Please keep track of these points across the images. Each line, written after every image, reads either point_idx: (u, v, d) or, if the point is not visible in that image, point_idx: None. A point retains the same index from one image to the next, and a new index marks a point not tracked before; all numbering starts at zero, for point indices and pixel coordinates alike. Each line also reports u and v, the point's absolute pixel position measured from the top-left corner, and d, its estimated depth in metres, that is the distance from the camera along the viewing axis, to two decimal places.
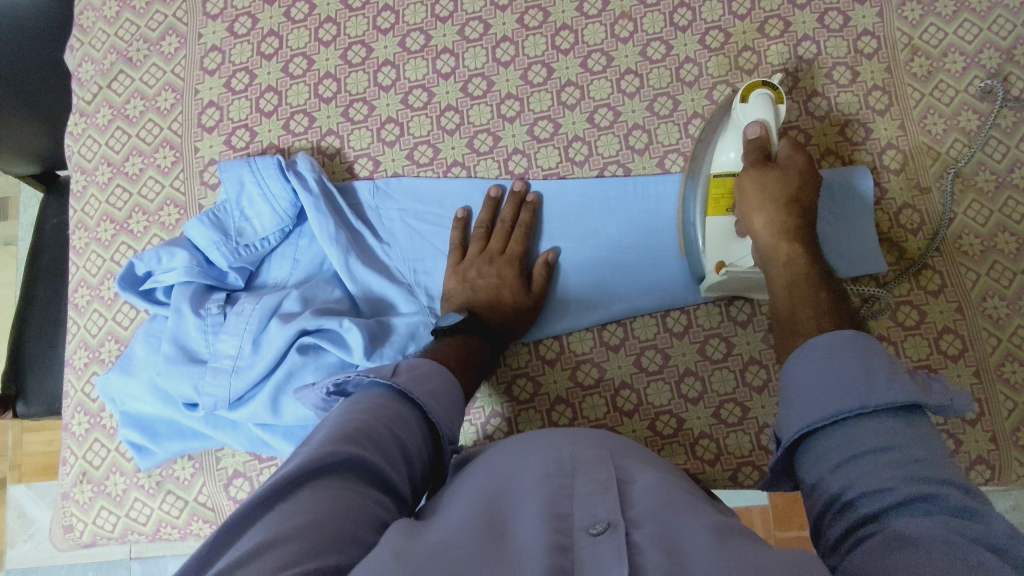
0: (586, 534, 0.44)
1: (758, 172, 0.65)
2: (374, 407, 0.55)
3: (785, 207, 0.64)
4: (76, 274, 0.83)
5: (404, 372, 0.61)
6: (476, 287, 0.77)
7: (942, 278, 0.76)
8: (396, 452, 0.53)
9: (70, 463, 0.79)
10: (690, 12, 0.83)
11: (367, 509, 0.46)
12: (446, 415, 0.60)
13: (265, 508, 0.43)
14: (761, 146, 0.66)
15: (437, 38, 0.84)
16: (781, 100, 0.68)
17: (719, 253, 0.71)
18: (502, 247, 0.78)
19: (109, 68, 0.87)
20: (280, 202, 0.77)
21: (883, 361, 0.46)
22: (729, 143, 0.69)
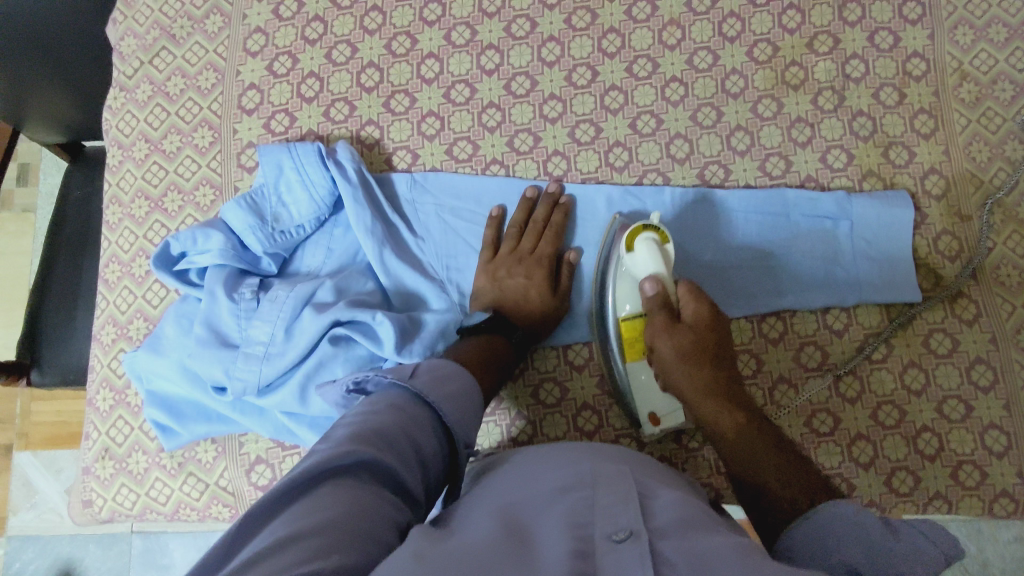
0: (607, 542, 0.44)
1: (670, 335, 0.67)
2: (394, 405, 0.54)
3: (706, 366, 0.67)
4: (107, 249, 0.83)
5: (423, 374, 0.59)
6: (504, 285, 0.76)
7: (977, 308, 0.76)
8: (412, 454, 0.51)
9: (93, 438, 0.79)
10: (739, 23, 0.82)
11: (383, 511, 0.46)
12: (464, 418, 0.58)
13: (284, 503, 0.43)
14: (664, 302, 0.68)
15: (483, 34, 0.83)
16: (666, 239, 0.71)
17: (648, 404, 0.72)
18: (533, 248, 0.78)
19: (151, 44, 0.86)
20: (318, 190, 0.77)
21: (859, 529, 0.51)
22: (627, 295, 0.72)
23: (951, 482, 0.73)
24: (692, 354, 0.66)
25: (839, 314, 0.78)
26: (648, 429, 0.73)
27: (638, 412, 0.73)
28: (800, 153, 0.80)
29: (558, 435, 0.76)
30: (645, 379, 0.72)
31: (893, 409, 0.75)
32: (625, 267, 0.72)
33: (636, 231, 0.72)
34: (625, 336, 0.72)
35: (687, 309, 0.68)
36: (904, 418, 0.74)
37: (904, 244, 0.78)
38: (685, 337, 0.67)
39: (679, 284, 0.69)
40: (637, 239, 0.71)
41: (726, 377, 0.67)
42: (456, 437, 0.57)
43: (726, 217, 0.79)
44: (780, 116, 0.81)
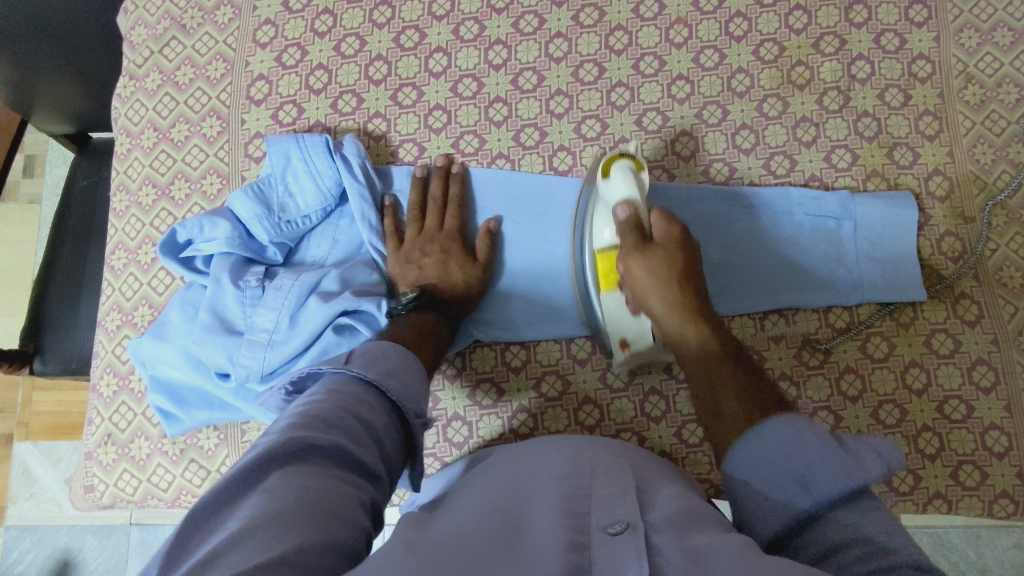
0: (604, 533, 0.44)
1: (642, 257, 0.68)
2: (334, 391, 0.54)
3: (678, 287, 0.67)
4: (114, 236, 0.83)
5: (358, 357, 0.59)
6: (418, 261, 0.77)
7: (979, 309, 0.76)
8: (361, 433, 0.51)
9: (96, 424, 0.79)
10: (746, 23, 0.83)
11: (340, 491, 0.45)
12: (407, 388, 0.58)
13: (238, 496, 0.42)
14: (636, 225, 0.69)
15: (491, 29, 0.84)
16: (641, 167, 0.73)
17: (620, 331, 0.73)
18: (438, 224, 0.79)
19: (161, 34, 0.87)
20: (325, 180, 0.78)
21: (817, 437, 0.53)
22: (604, 222, 0.72)
23: (951, 481, 0.73)
24: (664, 276, 0.67)
25: (841, 312, 0.78)
26: (619, 356, 0.74)
27: (610, 340, 0.74)
28: (805, 152, 0.81)
29: (560, 428, 0.77)
30: (615, 307, 0.73)
31: (894, 408, 0.75)
32: (601, 195, 0.73)
33: (611, 161, 0.73)
34: (601, 265, 0.73)
35: (659, 229, 0.69)
36: (905, 417, 0.74)
37: (908, 244, 0.78)
38: (657, 258, 0.67)
39: (653, 211, 0.70)
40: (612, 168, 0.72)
41: (697, 299, 0.67)
42: (403, 411, 0.56)
43: (731, 216, 0.80)
44: (785, 116, 0.81)
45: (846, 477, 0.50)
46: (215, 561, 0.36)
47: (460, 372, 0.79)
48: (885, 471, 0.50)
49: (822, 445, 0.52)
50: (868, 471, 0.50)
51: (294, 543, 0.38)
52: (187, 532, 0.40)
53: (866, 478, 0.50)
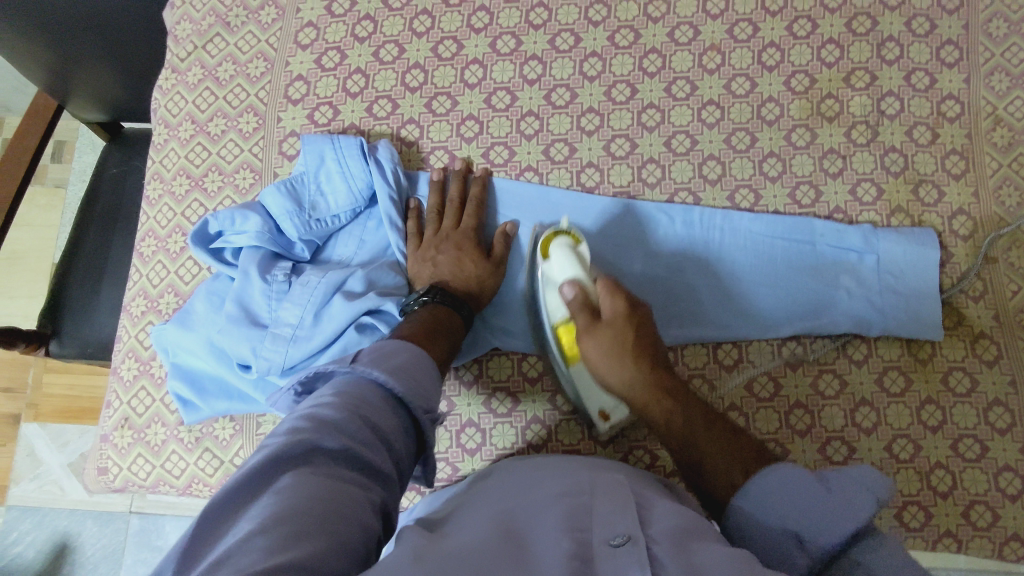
0: (606, 546, 0.45)
1: (593, 336, 0.69)
2: (341, 392, 0.52)
3: (633, 363, 0.68)
4: (145, 224, 0.85)
5: (366, 356, 0.57)
6: (433, 257, 0.77)
7: (998, 349, 0.76)
8: (371, 435, 0.50)
9: (114, 407, 0.80)
10: (779, 53, 0.84)
11: (347, 497, 0.44)
12: (419, 386, 0.57)
13: (248, 498, 0.43)
14: (585, 305, 0.71)
15: (527, 45, 0.86)
16: (579, 241, 0.75)
17: (597, 403, 0.74)
18: (455, 222, 0.79)
19: (206, 30, 0.89)
20: (357, 183, 0.79)
21: (809, 484, 0.54)
22: (558, 303, 0.74)
23: (962, 520, 0.72)
24: (616, 353, 0.68)
25: (859, 344, 0.78)
26: (600, 426, 0.75)
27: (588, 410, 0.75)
28: (830, 183, 0.81)
29: (573, 442, 0.77)
30: (587, 382, 0.74)
31: (908, 443, 0.74)
32: (545, 276, 0.75)
33: (549, 240, 0.75)
34: (563, 339, 0.74)
35: (604, 306, 0.70)
36: (918, 453, 0.74)
37: (932, 282, 0.78)
38: (606, 336, 0.68)
39: (599, 284, 0.72)
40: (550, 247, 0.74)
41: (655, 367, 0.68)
42: (412, 409, 0.55)
43: (758, 245, 0.80)
44: (813, 147, 0.82)
45: (842, 519, 0.50)
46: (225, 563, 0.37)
47: (476, 381, 0.79)
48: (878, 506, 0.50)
49: (816, 491, 0.53)
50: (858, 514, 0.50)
51: (295, 545, 0.39)
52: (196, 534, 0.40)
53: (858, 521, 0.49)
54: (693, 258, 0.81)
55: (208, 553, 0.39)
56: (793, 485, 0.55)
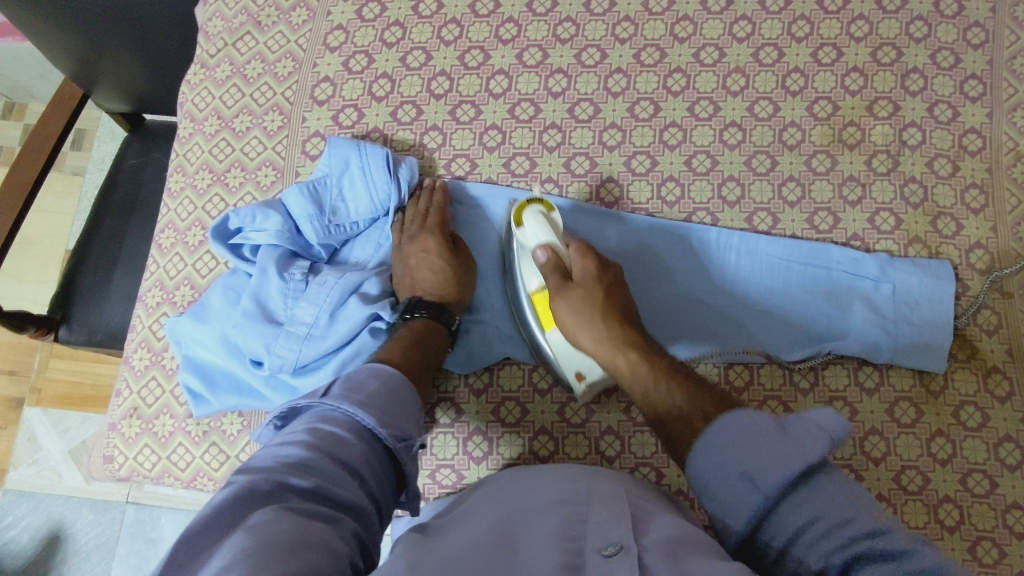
0: (599, 554, 0.45)
1: (563, 299, 0.70)
2: (313, 427, 0.53)
3: (601, 319, 0.69)
4: (165, 216, 0.86)
5: (338, 389, 0.57)
6: (408, 262, 0.77)
7: (1011, 385, 0.76)
8: (343, 471, 0.50)
9: (124, 396, 0.80)
10: (802, 79, 0.84)
11: (321, 526, 0.44)
12: (393, 416, 0.57)
13: (219, 535, 0.42)
14: (557, 267, 0.72)
15: (554, 58, 0.86)
16: (551, 208, 0.76)
17: (572, 365, 0.74)
18: (421, 223, 0.78)
19: (237, 28, 0.90)
20: (379, 189, 0.80)
21: (755, 427, 0.52)
22: (532, 270, 0.75)
23: (968, 556, 0.71)
24: (587, 312, 0.69)
25: (871, 372, 0.78)
26: (578, 388, 0.75)
27: (566, 374, 0.75)
28: (849, 211, 0.82)
29: (580, 455, 0.77)
30: (561, 345, 0.74)
31: (917, 475, 0.74)
32: (519, 241, 0.76)
33: (522, 206, 0.75)
34: (539, 307, 0.75)
35: (576, 268, 0.72)
36: (926, 486, 0.74)
37: (944, 315, 0.78)
38: (574, 296, 0.70)
39: (572, 246, 0.73)
40: (523, 214, 0.75)
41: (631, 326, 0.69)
42: (383, 438, 0.55)
43: (773, 266, 0.80)
44: (833, 173, 0.82)
45: (788, 465, 0.49)
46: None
47: (486, 389, 0.79)
48: (826, 447, 0.49)
49: (761, 434, 0.52)
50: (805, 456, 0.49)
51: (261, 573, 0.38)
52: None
53: (807, 461, 0.48)
54: (705, 279, 0.81)
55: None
56: (738, 429, 0.53)
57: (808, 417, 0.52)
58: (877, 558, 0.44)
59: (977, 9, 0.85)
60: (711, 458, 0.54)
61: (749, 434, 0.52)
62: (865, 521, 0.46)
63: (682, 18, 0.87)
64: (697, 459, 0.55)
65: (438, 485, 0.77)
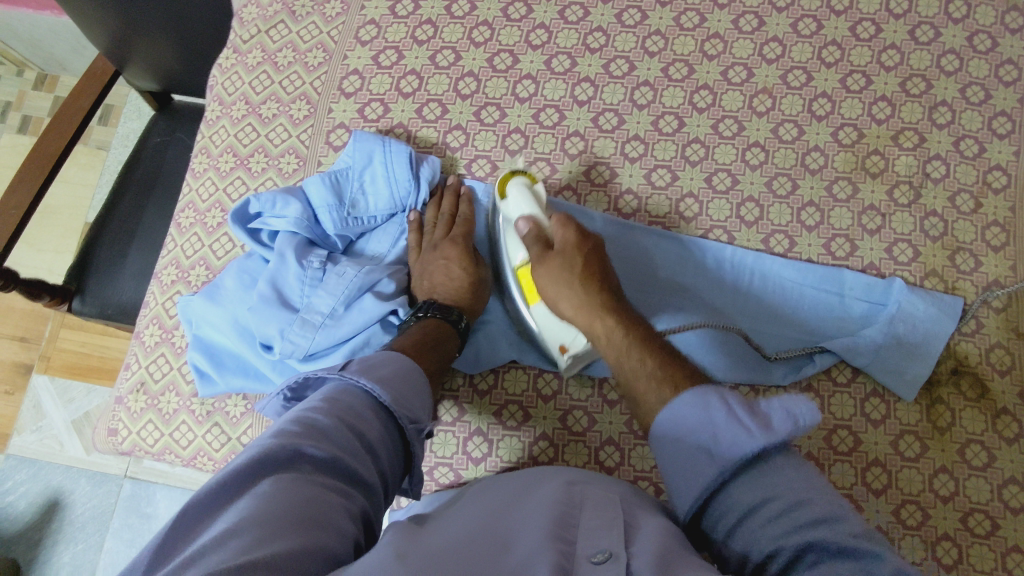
0: (588, 561, 0.45)
1: (544, 265, 0.70)
2: (329, 399, 0.54)
3: (579, 286, 0.68)
4: (187, 195, 0.87)
5: (355, 364, 0.59)
6: (428, 267, 0.77)
7: (1020, 427, 0.75)
8: (356, 444, 0.51)
9: (132, 370, 0.81)
10: (829, 104, 0.84)
11: (329, 500, 0.45)
12: (405, 399, 0.58)
13: (229, 500, 0.43)
14: (538, 237, 0.72)
15: (582, 67, 0.87)
16: (535, 182, 0.77)
17: (556, 338, 0.75)
18: (446, 232, 0.79)
19: (271, 15, 0.91)
20: (400, 185, 0.81)
21: (721, 403, 0.52)
22: (516, 244, 0.78)
23: None
24: (567, 279, 0.69)
25: (878, 403, 0.77)
26: (563, 361, 0.76)
27: (551, 348, 0.76)
28: (867, 240, 0.81)
29: (579, 463, 0.76)
30: (545, 319, 0.75)
31: (917, 510, 0.73)
32: (504, 215, 0.78)
33: (508, 179, 0.78)
34: (524, 279, 0.77)
35: (557, 237, 0.71)
36: (926, 521, 0.73)
37: (938, 347, 0.77)
38: (556, 264, 0.70)
39: (555, 216, 0.73)
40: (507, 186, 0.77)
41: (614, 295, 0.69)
42: (396, 418, 0.56)
43: (788, 287, 0.80)
44: (853, 201, 0.82)
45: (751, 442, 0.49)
46: (197, 560, 0.38)
47: (490, 391, 0.79)
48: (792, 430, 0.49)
49: (728, 411, 0.51)
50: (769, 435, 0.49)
51: (266, 545, 0.39)
52: (174, 528, 0.40)
53: (768, 439, 0.48)
54: (711, 296, 0.81)
55: (184, 548, 0.40)
56: (703, 403, 0.53)
57: (780, 398, 0.51)
58: (831, 551, 0.44)
59: (1011, 46, 0.85)
60: (676, 433, 0.54)
61: (715, 410, 0.52)
62: (820, 507, 0.46)
63: (712, 35, 0.87)
64: (663, 430, 0.55)
65: (435, 482, 0.77)
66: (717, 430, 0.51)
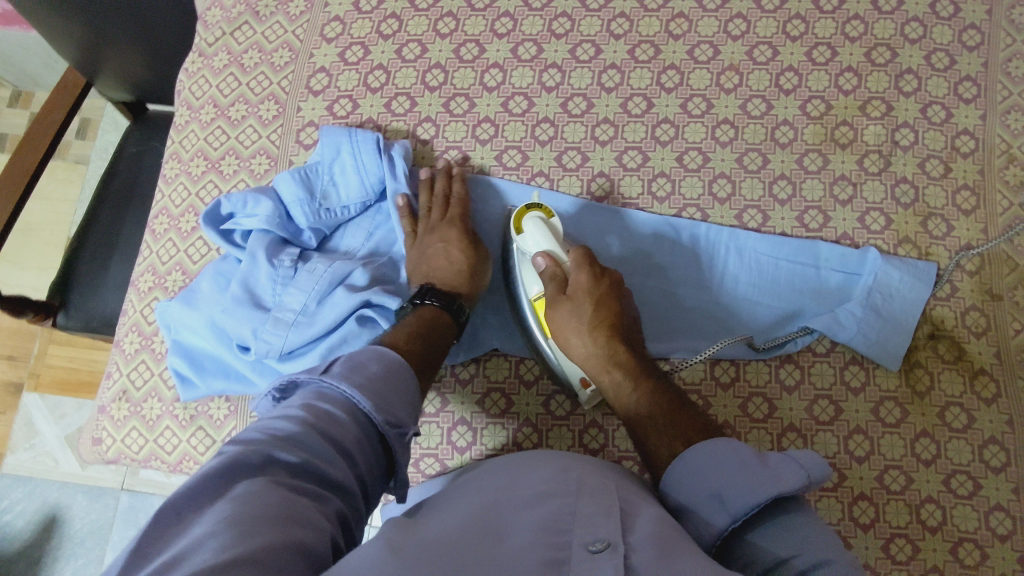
0: (585, 550, 0.46)
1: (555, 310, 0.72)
2: (307, 404, 0.53)
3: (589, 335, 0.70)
4: (160, 202, 0.87)
5: (339, 367, 0.57)
6: (425, 250, 0.76)
7: (998, 387, 0.75)
8: (333, 448, 0.50)
9: (114, 378, 0.81)
10: (796, 78, 0.85)
11: (306, 503, 0.45)
12: (388, 402, 0.56)
13: (206, 501, 0.43)
14: (554, 275, 0.72)
15: (548, 53, 0.87)
16: (551, 215, 0.75)
17: (575, 374, 0.74)
18: (443, 213, 0.79)
19: (235, 17, 0.91)
20: (370, 177, 0.80)
21: (739, 456, 0.57)
22: (533, 277, 0.76)
23: (949, 556, 0.72)
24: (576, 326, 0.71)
25: (857, 372, 0.77)
26: (584, 395, 0.74)
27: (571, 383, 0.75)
28: (839, 210, 0.82)
29: (563, 447, 0.77)
30: (563, 357, 0.74)
31: (900, 475, 0.74)
32: (519, 248, 0.76)
33: (522, 213, 0.75)
34: (539, 314, 0.75)
35: (571, 279, 0.72)
36: (909, 485, 0.74)
37: (914, 313, 0.78)
38: (563, 311, 0.71)
39: (572, 254, 0.73)
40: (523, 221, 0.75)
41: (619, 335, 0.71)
42: (378, 425, 0.55)
43: (764, 264, 0.80)
44: (824, 172, 0.82)
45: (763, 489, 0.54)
46: (178, 564, 0.38)
47: (471, 380, 0.80)
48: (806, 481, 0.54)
49: (743, 463, 0.56)
50: (788, 482, 0.54)
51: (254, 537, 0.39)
52: (150, 529, 0.41)
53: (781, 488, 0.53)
54: (686, 276, 0.81)
55: (161, 549, 0.40)
56: (718, 453, 0.58)
57: (794, 456, 0.56)
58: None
59: (973, 11, 0.85)
60: (692, 478, 0.58)
61: (729, 460, 0.57)
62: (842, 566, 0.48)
63: (677, 15, 0.87)
64: (679, 474, 0.60)
65: (422, 473, 0.78)
66: (732, 478, 0.56)
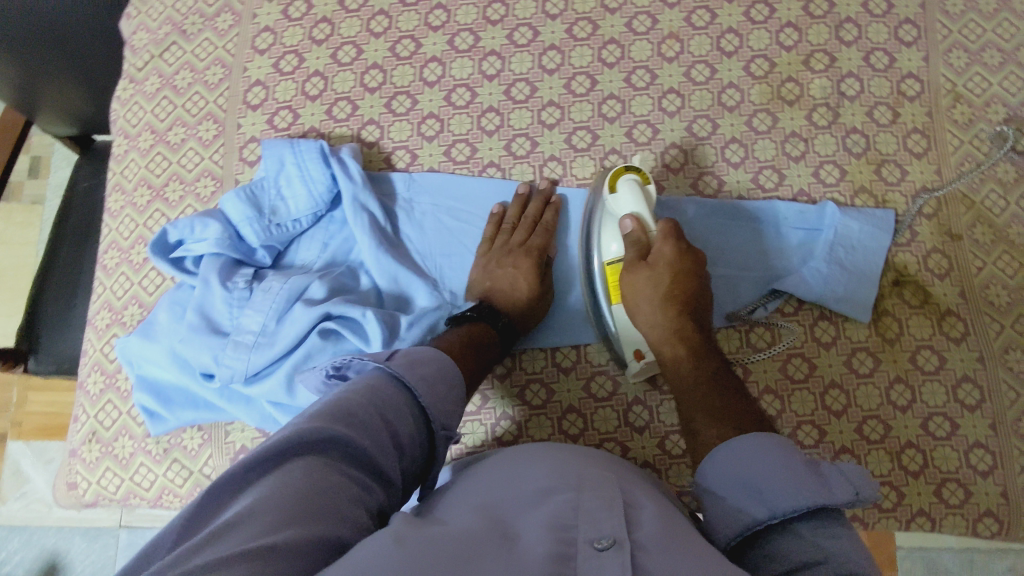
0: (591, 547, 0.44)
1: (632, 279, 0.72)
2: (371, 387, 0.54)
3: (660, 308, 0.70)
4: (108, 235, 0.84)
5: (400, 357, 0.58)
6: (496, 272, 0.77)
7: (966, 326, 0.76)
8: (387, 439, 0.51)
9: (82, 421, 0.80)
10: (737, 39, 0.84)
11: (350, 491, 0.46)
12: (440, 401, 0.57)
13: (260, 475, 0.44)
14: (637, 239, 0.73)
15: (485, 40, 0.85)
16: (648, 180, 0.75)
17: (632, 341, 0.74)
18: (524, 239, 0.78)
19: (162, 38, 0.89)
20: (317, 186, 0.78)
21: (786, 456, 0.55)
22: (611, 235, 0.75)
23: (934, 498, 0.72)
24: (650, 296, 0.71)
25: (827, 326, 0.77)
26: (633, 366, 0.75)
27: (625, 351, 0.75)
28: (793, 167, 0.81)
29: (543, 437, 0.76)
30: (623, 322, 0.74)
31: (878, 424, 0.74)
32: (608, 206, 0.76)
33: (619, 172, 0.75)
34: (609, 276, 0.75)
35: (655, 247, 0.72)
36: (889, 433, 0.74)
37: (878, 261, 0.77)
38: (642, 277, 0.71)
39: (659, 223, 0.73)
40: (618, 180, 0.75)
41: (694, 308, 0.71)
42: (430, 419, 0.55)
43: (722, 231, 0.80)
44: (774, 131, 0.82)
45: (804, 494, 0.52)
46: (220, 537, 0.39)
47: None
48: (854, 496, 0.51)
49: (791, 463, 0.54)
50: (834, 494, 0.51)
51: (264, 536, 0.39)
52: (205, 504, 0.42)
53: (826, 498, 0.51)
54: None
55: (211, 523, 0.41)
56: (763, 449, 0.57)
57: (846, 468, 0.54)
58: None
59: None
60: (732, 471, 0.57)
61: (775, 459, 0.55)
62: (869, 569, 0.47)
63: None
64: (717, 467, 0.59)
65: None
66: (773, 478, 0.54)
